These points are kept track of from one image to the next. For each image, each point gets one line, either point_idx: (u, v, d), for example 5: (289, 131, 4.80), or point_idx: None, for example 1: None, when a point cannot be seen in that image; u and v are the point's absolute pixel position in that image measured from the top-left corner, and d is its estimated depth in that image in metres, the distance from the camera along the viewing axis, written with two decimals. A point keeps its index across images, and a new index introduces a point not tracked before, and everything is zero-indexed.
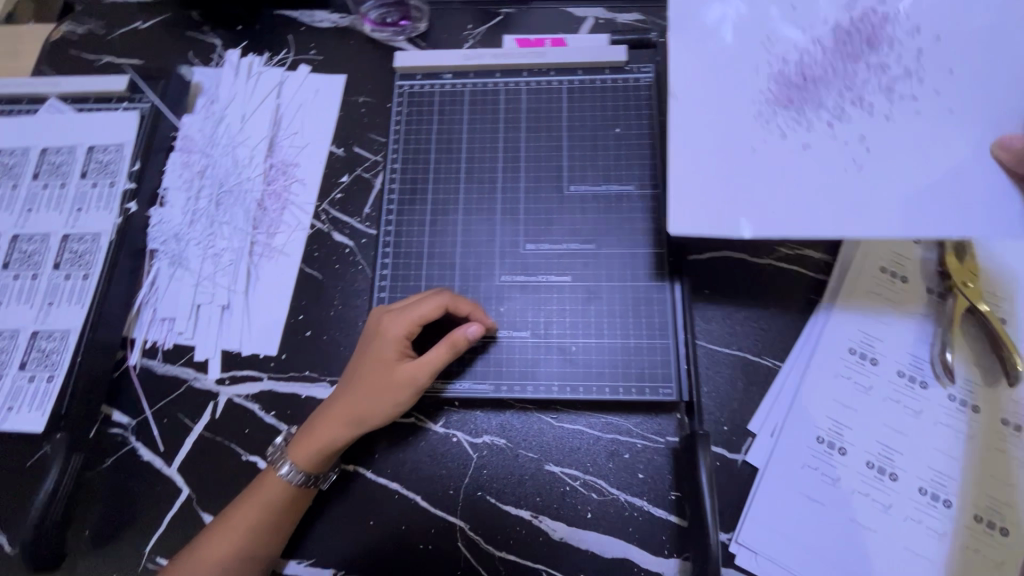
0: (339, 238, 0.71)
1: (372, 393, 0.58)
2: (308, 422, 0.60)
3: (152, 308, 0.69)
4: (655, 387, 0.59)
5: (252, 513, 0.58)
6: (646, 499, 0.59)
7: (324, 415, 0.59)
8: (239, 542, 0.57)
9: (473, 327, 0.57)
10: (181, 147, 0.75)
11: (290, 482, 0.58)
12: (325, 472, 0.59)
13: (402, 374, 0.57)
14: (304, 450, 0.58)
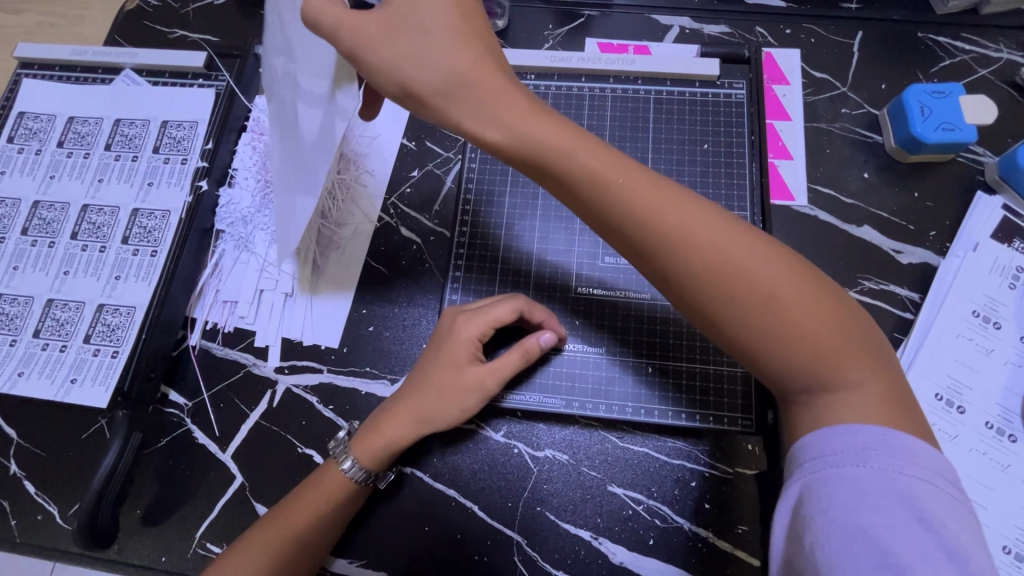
0: (407, 233, 0.70)
1: (441, 394, 0.56)
2: (370, 419, 0.58)
3: (215, 290, 0.69)
4: (733, 418, 0.58)
5: (311, 506, 0.56)
6: (710, 530, 0.58)
7: (388, 413, 0.57)
8: (295, 536, 0.55)
9: (547, 336, 0.56)
10: (252, 129, 0.73)
11: (351, 478, 0.57)
12: (384, 470, 0.58)
13: (474, 378, 0.56)
14: (367, 447, 0.56)
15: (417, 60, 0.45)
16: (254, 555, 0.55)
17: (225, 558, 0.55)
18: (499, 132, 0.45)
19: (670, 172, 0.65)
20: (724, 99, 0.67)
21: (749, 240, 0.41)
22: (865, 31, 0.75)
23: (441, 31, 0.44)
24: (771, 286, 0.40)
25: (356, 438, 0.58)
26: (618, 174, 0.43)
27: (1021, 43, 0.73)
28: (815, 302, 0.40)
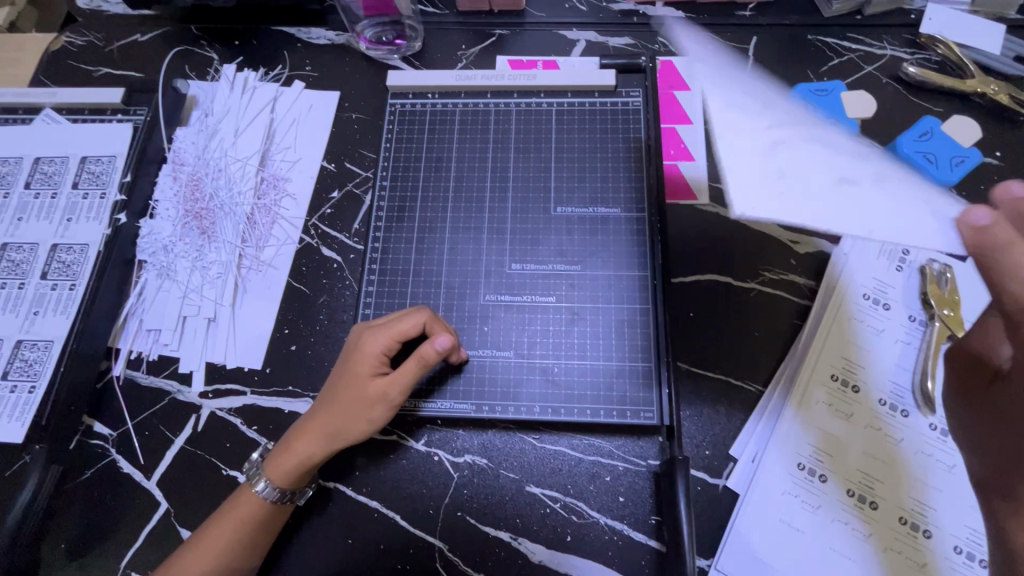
0: (327, 252, 0.72)
1: (348, 409, 0.58)
2: (286, 438, 0.60)
3: (139, 318, 0.70)
4: (637, 411, 0.60)
5: (227, 528, 0.57)
6: (626, 523, 0.59)
7: (300, 429, 0.59)
8: (213, 559, 0.56)
9: (442, 340, 0.57)
10: (172, 160, 0.76)
11: (265, 499, 0.58)
12: (301, 486, 0.59)
13: (378, 391, 0.57)
14: (281, 465, 0.57)
15: None
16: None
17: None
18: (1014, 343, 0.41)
19: (572, 181, 0.69)
20: (622, 107, 0.72)
21: None
22: (759, 36, 0.79)
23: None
24: None
25: (269, 456, 0.59)
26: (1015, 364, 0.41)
27: (904, 39, 0.77)
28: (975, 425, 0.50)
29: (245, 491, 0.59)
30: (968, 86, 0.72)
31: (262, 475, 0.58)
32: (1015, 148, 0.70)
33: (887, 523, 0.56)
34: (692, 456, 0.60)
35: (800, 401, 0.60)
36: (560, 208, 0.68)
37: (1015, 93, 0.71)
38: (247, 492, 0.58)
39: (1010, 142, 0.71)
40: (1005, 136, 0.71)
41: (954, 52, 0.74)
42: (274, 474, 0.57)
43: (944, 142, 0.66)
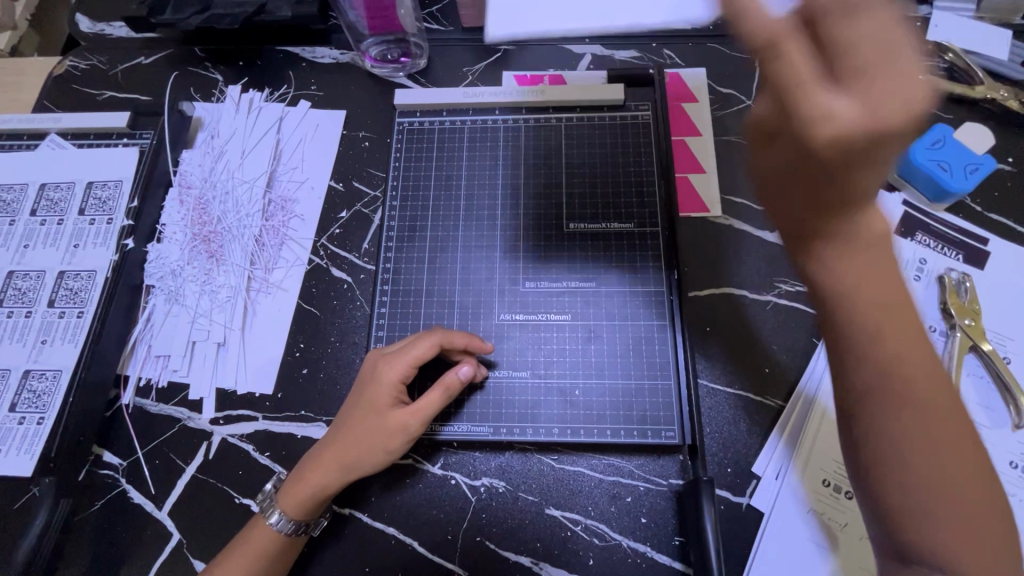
0: (337, 273, 0.71)
1: (364, 439, 0.57)
2: (299, 469, 0.58)
3: (147, 345, 0.69)
4: (658, 430, 0.59)
5: (240, 564, 0.55)
6: (649, 545, 0.58)
7: (314, 460, 0.58)
8: None
9: (466, 368, 0.58)
10: (179, 182, 0.75)
11: (279, 532, 0.56)
12: (314, 517, 0.58)
13: (396, 420, 0.56)
14: (295, 497, 0.56)
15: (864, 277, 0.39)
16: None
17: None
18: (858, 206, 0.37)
19: (584, 196, 0.68)
20: (631, 120, 0.71)
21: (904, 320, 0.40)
22: None
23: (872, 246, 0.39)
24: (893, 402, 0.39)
25: (283, 487, 0.58)
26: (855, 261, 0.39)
27: None
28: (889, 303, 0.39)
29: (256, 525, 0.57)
30: (978, 92, 0.72)
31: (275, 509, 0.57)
32: None
33: None
34: (715, 475, 0.59)
35: (821, 417, 0.60)
36: (571, 225, 0.67)
37: None
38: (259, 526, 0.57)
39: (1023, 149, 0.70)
40: (1017, 142, 0.71)
41: (962, 59, 0.74)
42: (287, 505, 0.56)
43: (957, 149, 0.65)
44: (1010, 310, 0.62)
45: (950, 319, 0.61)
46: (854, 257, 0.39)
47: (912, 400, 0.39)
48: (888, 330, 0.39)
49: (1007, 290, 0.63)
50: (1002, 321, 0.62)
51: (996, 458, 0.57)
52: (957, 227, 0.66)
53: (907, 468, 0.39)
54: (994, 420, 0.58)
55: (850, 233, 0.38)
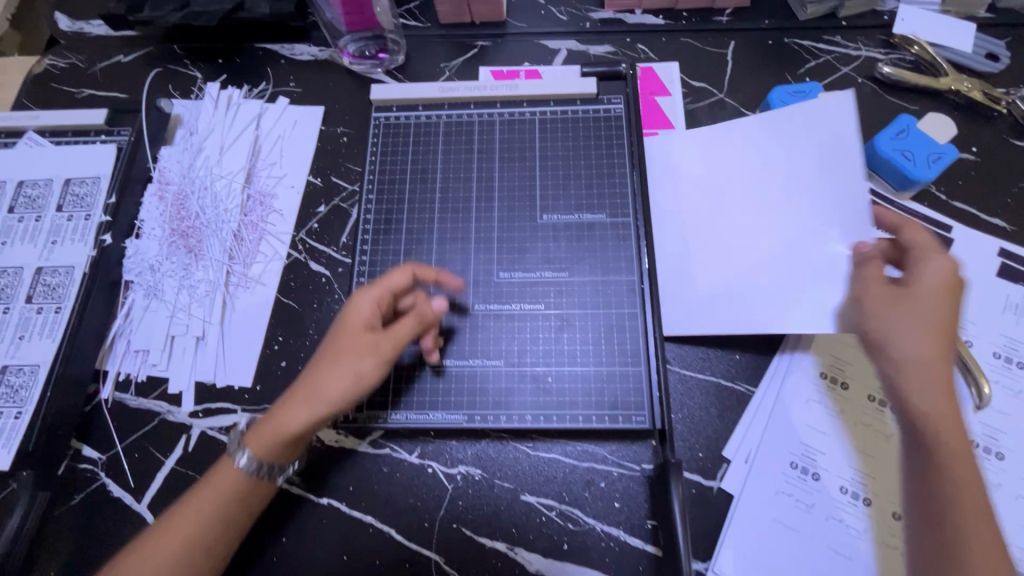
0: (315, 267, 0.72)
1: (335, 367, 0.55)
2: (270, 409, 0.57)
3: (126, 340, 0.69)
4: (629, 416, 0.60)
5: (206, 500, 0.54)
6: (622, 529, 0.59)
7: (285, 398, 0.56)
8: (177, 549, 0.52)
9: (438, 302, 0.61)
10: (157, 179, 0.76)
11: (245, 472, 0.55)
12: (283, 460, 0.56)
13: (370, 346, 0.55)
14: (264, 434, 0.54)
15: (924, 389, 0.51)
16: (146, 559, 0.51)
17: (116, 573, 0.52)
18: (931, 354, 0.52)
19: (558, 188, 0.69)
20: (604, 113, 0.73)
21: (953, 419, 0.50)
22: (736, 40, 0.80)
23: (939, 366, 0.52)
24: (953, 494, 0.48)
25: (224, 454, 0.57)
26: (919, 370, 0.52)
27: (879, 40, 0.79)
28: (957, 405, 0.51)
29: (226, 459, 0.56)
30: (942, 84, 0.74)
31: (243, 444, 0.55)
32: (990, 144, 0.72)
33: (882, 520, 0.56)
34: (685, 458, 0.60)
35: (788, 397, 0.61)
36: (545, 216, 0.68)
37: (988, 90, 0.73)
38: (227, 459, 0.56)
39: (985, 138, 0.72)
40: (980, 132, 0.72)
41: (926, 52, 0.76)
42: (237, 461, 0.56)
43: (919, 139, 0.67)
44: (972, 294, 0.64)
45: None
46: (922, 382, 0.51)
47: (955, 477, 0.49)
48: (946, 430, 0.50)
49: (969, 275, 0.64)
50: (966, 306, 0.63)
51: None
52: (922, 215, 0.68)
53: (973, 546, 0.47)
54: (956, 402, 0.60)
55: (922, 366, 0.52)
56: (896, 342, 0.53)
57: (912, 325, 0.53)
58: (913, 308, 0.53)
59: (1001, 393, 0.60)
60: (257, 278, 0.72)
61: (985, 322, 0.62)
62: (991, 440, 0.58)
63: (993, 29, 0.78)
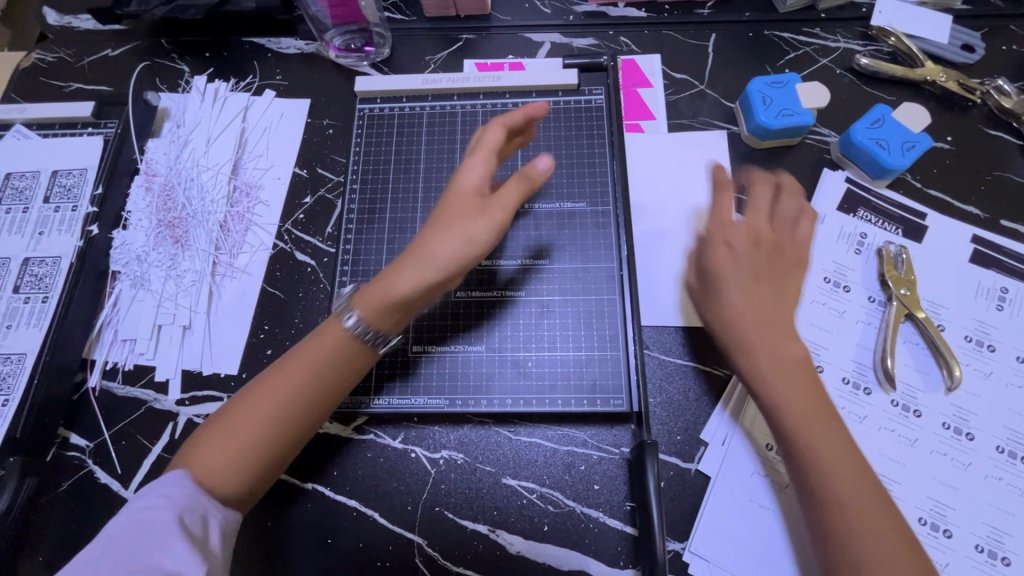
0: (301, 257, 0.73)
1: (454, 224, 0.53)
2: (380, 275, 0.55)
3: (113, 329, 0.70)
4: (607, 399, 0.61)
5: (315, 358, 0.54)
6: (601, 511, 0.60)
7: (396, 263, 0.54)
8: (262, 428, 0.51)
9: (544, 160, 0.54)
10: (144, 171, 0.76)
11: (352, 335, 0.54)
12: (393, 326, 0.55)
13: (489, 203, 0.54)
14: (375, 296, 0.53)
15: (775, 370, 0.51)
16: (255, 408, 0.51)
17: (220, 425, 0.52)
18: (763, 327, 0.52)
19: None
20: (585, 104, 0.74)
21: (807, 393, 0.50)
22: (718, 32, 0.81)
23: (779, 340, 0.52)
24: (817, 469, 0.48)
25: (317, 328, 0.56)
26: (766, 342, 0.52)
27: (857, 32, 0.80)
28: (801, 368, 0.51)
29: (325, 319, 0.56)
30: (917, 74, 0.75)
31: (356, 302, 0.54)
32: (965, 133, 0.73)
33: None
34: (664, 442, 0.61)
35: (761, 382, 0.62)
36: (527, 205, 0.69)
37: (963, 80, 0.74)
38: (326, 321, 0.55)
39: (960, 128, 0.73)
40: (955, 122, 0.74)
41: (903, 43, 0.77)
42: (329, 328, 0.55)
43: (894, 127, 0.68)
44: (945, 280, 0.65)
45: (889, 289, 0.64)
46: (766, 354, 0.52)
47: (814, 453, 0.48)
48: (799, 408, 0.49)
49: (942, 261, 0.66)
50: (939, 291, 0.65)
51: (930, 421, 0.60)
52: (897, 203, 0.69)
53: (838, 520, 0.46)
54: (929, 385, 0.61)
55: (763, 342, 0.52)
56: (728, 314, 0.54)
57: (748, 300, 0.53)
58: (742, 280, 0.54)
59: (972, 376, 0.61)
60: (243, 268, 0.73)
61: (957, 307, 0.64)
62: (961, 421, 0.60)
63: (968, 21, 0.79)
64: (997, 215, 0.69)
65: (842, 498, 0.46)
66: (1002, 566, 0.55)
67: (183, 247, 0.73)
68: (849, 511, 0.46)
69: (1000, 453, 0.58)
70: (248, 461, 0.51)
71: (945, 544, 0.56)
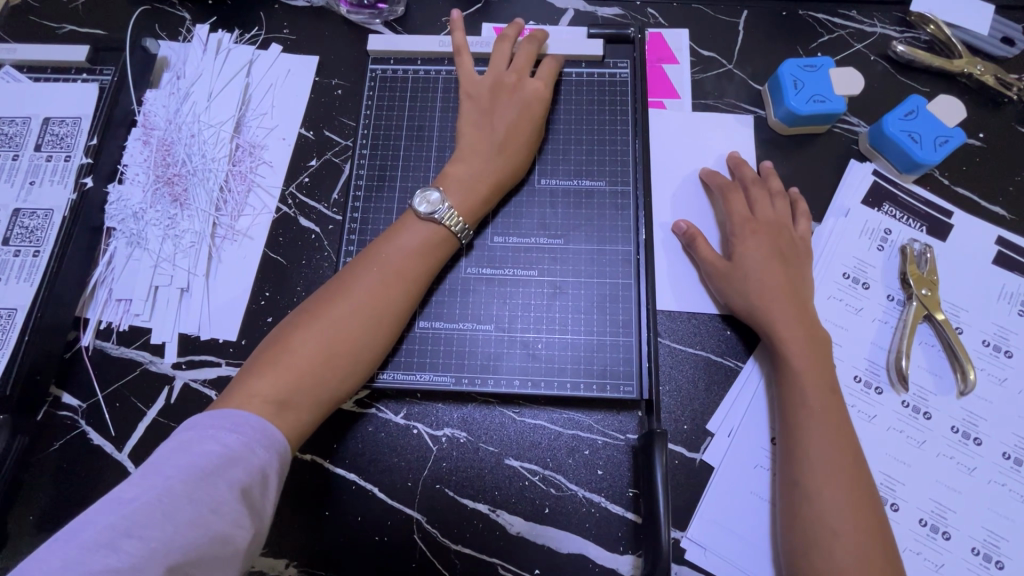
0: (305, 223, 0.70)
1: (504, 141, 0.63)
2: (461, 176, 0.61)
3: (108, 288, 0.68)
4: (617, 385, 0.60)
5: (351, 300, 0.54)
6: (604, 496, 0.59)
7: (480, 174, 0.61)
8: (332, 344, 0.52)
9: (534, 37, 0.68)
10: (142, 123, 0.73)
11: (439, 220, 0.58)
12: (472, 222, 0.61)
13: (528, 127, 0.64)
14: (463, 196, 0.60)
15: (786, 325, 0.57)
16: (311, 336, 0.51)
17: (278, 359, 0.50)
18: (770, 285, 0.59)
19: (557, 153, 0.68)
20: (609, 78, 0.71)
21: (816, 364, 0.56)
22: (750, 9, 0.77)
23: (800, 311, 0.58)
24: (813, 446, 0.53)
25: (401, 223, 0.59)
26: (789, 306, 0.58)
27: (895, 17, 0.76)
28: (832, 381, 0.56)
29: (417, 268, 0.57)
30: (956, 66, 0.72)
31: (425, 190, 0.59)
32: (998, 131, 0.71)
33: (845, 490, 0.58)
34: (671, 431, 0.61)
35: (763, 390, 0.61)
36: (543, 181, 0.66)
37: (1001, 75, 0.71)
38: (413, 249, 0.57)
39: (993, 125, 0.71)
40: (988, 118, 0.71)
41: (943, 32, 0.74)
42: (420, 255, 0.57)
43: (929, 120, 0.65)
44: (966, 281, 0.64)
45: (909, 288, 0.62)
46: (789, 323, 0.57)
47: (808, 422, 0.54)
48: (808, 378, 0.55)
49: (965, 263, 0.64)
50: (960, 293, 0.63)
51: (939, 424, 0.59)
52: (923, 199, 0.67)
53: (821, 494, 0.51)
54: (940, 387, 0.60)
55: (800, 313, 0.58)
56: (751, 277, 0.60)
57: (764, 270, 0.60)
58: (777, 253, 0.61)
59: (986, 381, 0.60)
60: (243, 231, 0.70)
61: (976, 310, 0.63)
62: (970, 426, 0.59)
63: (1011, 12, 0.76)
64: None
65: (827, 485, 0.51)
66: (996, 569, 0.55)
67: (178, 207, 0.70)
68: (826, 499, 0.51)
69: (1006, 459, 0.58)
70: (310, 372, 0.50)
71: (942, 545, 0.56)
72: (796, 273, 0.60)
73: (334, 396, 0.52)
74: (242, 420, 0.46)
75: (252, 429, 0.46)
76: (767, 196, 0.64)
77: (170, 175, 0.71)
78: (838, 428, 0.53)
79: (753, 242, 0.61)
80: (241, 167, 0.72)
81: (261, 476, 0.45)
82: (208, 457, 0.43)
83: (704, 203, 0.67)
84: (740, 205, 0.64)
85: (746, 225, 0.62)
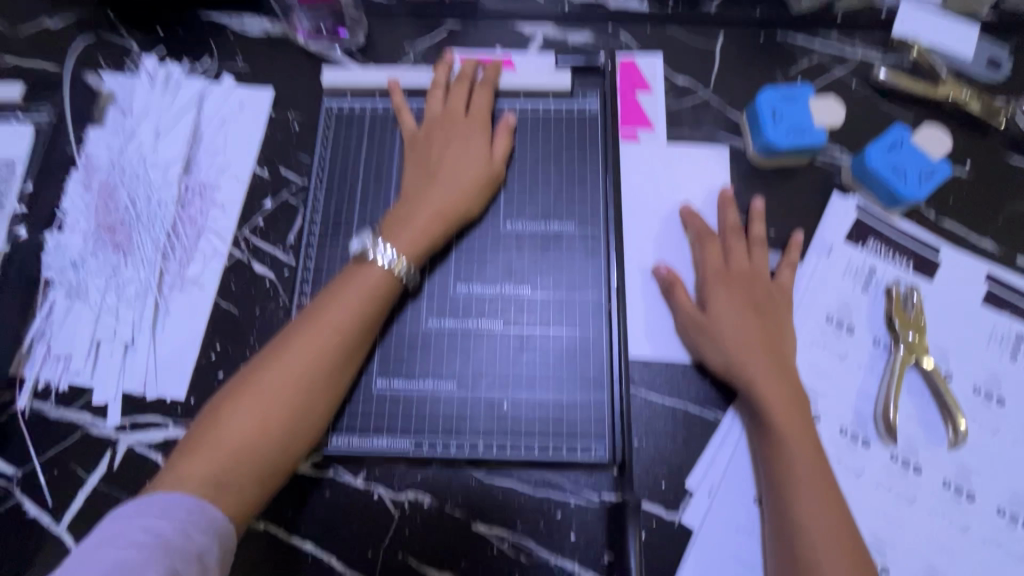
0: (258, 269, 0.66)
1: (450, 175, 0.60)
2: (403, 213, 0.58)
3: (47, 344, 0.63)
4: (587, 446, 0.57)
5: (293, 366, 0.50)
6: (577, 564, 0.55)
7: (425, 209, 0.58)
8: (272, 417, 0.48)
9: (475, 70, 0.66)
10: (83, 165, 0.68)
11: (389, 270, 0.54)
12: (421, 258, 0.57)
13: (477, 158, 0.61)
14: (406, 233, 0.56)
15: (764, 382, 0.54)
16: (251, 411, 0.48)
17: (214, 436, 0.47)
18: (745, 340, 0.56)
19: (523, 193, 0.64)
20: (578, 111, 0.67)
21: (797, 423, 0.53)
22: (727, 34, 0.73)
23: (778, 366, 0.56)
24: (799, 516, 0.50)
25: (345, 272, 0.55)
26: (766, 362, 0.55)
27: (878, 38, 0.73)
28: (813, 440, 0.53)
29: (363, 324, 0.53)
30: (940, 93, 0.69)
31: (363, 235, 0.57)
32: (985, 161, 0.68)
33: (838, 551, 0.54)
34: (648, 491, 0.57)
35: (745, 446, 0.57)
36: (509, 223, 0.63)
37: (987, 101, 0.69)
38: (361, 305, 0.53)
39: (980, 154, 0.68)
40: (976, 147, 0.68)
41: (927, 56, 0.70)
42: (368, 310, 0.53)
43: (913, 154, 0.62)
44: (956, 324, 0.60)
45: (894, 332, 0.60)
46: (767, 380, 0.55)
47: (791, 488, 0.51)
48: (787, 439, 0.52)
49: (954, 304, 0.61)
50: (950, 336, 0.60)
51: (930, 478, 0.56)
52: (910, 235, 0.64)
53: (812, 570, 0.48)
54: (930, 439, 0.57)
55: (778, 369, 0.55)
56: (726, 332, 0.57)
57: (740, 324, 0.57)
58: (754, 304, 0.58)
59: (978, 431, 0.57)
60: (193, 279, 0.65)
61: (966, 355, 0.59)
62: (963, 480, 0.56)
63: (999, 34, 0.72)
64: (1014, 252, 0.64)
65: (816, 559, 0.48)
66: None
67: (123, 255, 0.66)
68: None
69: (1001, 516, 0.55)
70: (252, 450, 0.47)
71: None
72: (774, 324, 0.58)
73: (282, 471, 0.48)
74: (177, 509, 0.42)
75: (186, 513, 0.43)
76: (746, 246, 0.61)
77: (114, 220, 0.66)
78: (822, 493, 0.50)
79: (728, 293, 0.59)
80: (191, 211, 0.67)
81: (197, 570, 0.41)
82: (138, 549, 0.40)
83: (681, 243, 0.64)
84: (715, 255, 0.61)
85: (720, 277, 0.60)
